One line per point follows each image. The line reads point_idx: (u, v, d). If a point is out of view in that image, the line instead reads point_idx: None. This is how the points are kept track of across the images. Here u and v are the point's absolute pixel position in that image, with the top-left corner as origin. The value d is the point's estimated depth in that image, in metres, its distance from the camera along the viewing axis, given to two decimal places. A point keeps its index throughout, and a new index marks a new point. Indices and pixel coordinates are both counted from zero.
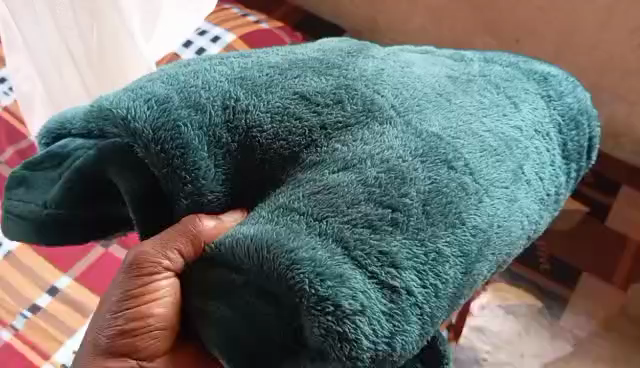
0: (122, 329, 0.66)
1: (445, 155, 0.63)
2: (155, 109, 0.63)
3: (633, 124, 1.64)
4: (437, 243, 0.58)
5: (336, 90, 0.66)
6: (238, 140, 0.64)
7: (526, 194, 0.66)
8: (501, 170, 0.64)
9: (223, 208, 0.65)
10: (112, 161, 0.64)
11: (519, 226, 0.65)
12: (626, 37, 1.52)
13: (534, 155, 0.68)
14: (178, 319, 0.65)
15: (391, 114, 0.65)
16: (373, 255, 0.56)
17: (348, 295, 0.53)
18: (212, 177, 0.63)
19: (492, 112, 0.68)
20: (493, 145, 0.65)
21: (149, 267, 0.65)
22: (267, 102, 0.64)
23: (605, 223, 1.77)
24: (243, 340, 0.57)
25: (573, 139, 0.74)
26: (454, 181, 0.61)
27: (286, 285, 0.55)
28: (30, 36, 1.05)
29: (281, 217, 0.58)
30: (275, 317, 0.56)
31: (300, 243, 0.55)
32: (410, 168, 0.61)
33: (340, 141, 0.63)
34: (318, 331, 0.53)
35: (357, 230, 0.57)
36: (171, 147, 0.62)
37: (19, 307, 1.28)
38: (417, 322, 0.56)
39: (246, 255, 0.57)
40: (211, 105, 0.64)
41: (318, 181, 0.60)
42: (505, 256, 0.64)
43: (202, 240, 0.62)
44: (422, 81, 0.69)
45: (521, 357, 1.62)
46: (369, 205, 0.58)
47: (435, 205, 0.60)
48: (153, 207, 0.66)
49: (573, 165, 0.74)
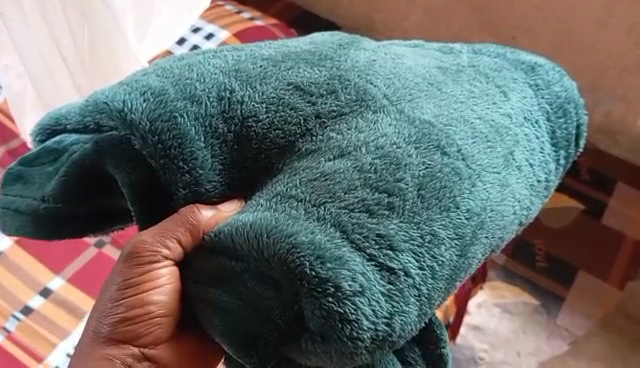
0: (123, 316, 0.65)
1: (437, 141, 0.61)
2: (151, 101, 0.62)
3: (628, 121, 1.67)
4: (433, 226, 0.57)
5: (330, 80, 0.65)
6: (234, 130, 0.62)
7: (517, 180, 0.65)
8: (493, 156, 0.63)
9: (221, 198, 0.64)
10: (110, 154, 0.64)
11: (512, 212, 0.64)
12: (625, 36, 1.53)
13: (524, 142, 0.67)
14: (179, 307, 0.64)
15: (384, 103, 0.64)
16: (371, 238, 0.55)
17: (347, 276, 0.53)
18: (209, 167, 0.62)
19: (481, 100, 0.67)
20: (484, 132, 0.64)
21: (149, 256, 0.63)
22: (262, 92, 0.63)
23: (602, 221, 1.81)
24: (244, 327, 0.57)
25: (561, 127, 0.72)
26: (447, 166, 0.60)
27: (285, 269, 0.54)
28: (22, 39, 1.02)
29: (279, 204, 0.57)
30: (275, 302, 0.56)
31: (299, 227, 0.54)
32: (404, 154, 0.60)
33: (334, 130, 0.62)
34: (318, 313, 0.52)
35: (355, 214, 0.56)
36: (168, 138, 0.61)
37: (12, 309, 1.27)
38: (414, 303, 0.55)
39: (245, 242, 0.56)
40: (207, 97, 0.63)
41: (315, 169, 0.59)
42: (498, 240, 0.63)
43: (200, 229, 0.61)
44: (413, 72, 0.68)
45: (518, 356, 1.65)
46: (366, 190, 0.57)
47: (430, 189, 0.59)
48: (150, 199, 0.65)
49: (561, 153, 0.72)
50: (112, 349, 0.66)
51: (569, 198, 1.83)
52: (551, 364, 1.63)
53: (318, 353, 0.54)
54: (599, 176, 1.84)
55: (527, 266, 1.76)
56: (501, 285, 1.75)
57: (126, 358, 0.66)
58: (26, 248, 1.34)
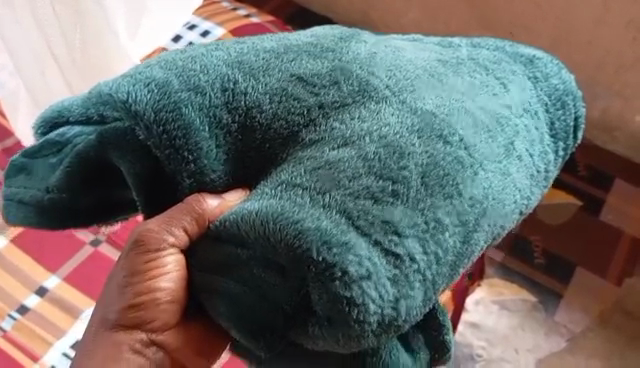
0: (130, 303, 0.64)
1: (440, 130, 0.61)
2: (155, 92, 0.61)
3: (626, 116, 1.68)
4: (437, 213, 0.57)
5: (331, 71, 0.64)
6: (238, 121, 0.62)
7: (518, 169, 0.64)
8: (495, 145, 0.63)
9: (226, 187, 0.64)
10: (113, 144, 0.63)
11: (513, 200, 0.63)
12: (623, 32, 1.53)
13: (524, 132, 0.66)
14: (186, 294, 0.64)
15: (386, 94, 0.63)
16: (377, 224, 0.55)
17: (354, 261, 0.53)
18: (214, 157, 0.62)
19: (482, 91, 0.66)
20: (486, 122, 0.63)
21: (155, 243, 0.63)
22: (265, 83, 0.63)
23: (600, 217, 1.80)
24: (254, 313, 0.57)
25: (559, 119, 0.72)
26: (450, 155, 0.60)
27: (292, 254, 0.54)
28: (16, 41, 1.12)
29: (284, 192, 0.56)
30: (281, 287, 0.56)
31: (305, 214, 0.54)
32: (407, 143, 0.59)
33: (337, 120, 0.61)
34: (326, 297, 0.53)
35: (360, 201, 0.56)
36: (173, 128, 0.60)
37: (9, 308, 1.29)
38: (419, 287, 0.56)
39: (251, 229, 0.55)
40: (210, 88, 0.62)
41: (319, 158, 0.58)
42: (500, 229, 0.63)
43: (206, 218, 0.61)
44: (413, 64, 0.67)
45: (516, 353, 1.65)
46: (371, 178, 0.57)
47: (434, 177, 0.58)
48: (155, 188, 0.65)
49: (560, 145, 0.72)
50: (120, 335, 0.66)
51: (566, 194, 1.83)
52: (549, 360, 1.64)
53: (326, 338, 0.55)
54: (596, 172, 1.84)
55: (526, 264, 1.75)
56: (499, 283, 1.75)
57: (135, 343, 0.66)
58: (22, 249, 1.35)
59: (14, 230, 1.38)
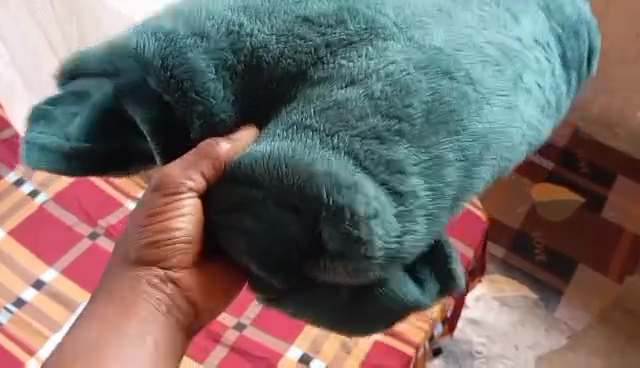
0: (151, 239, 0.66)
1: (445, 64, 0.56)
2: (162, 40, 0.59)
3: (627, 114, 1.82)
4: (442, 150, 0.54)
5: (338, 11, 0.59)
6: (244, 61, 0.59)
7: (529, 102, 0.59)
8: (504, 79, 0.57)
9: (237, 125, 0.62)
10: (128, 95, 0.61)
11: (518, 133, 0.58)
12: (626, 28, 1.66)
13: (534, 65, 0.60)
14: (203, 235, 0.64)
15: (394, 31, 0.58)
16: (382, 163, 0.52)
17: (362, 201, 0.50)
18: (222, 96, 0.60)
19: (492, 25, 0.60)
20: (493, 55, 0.58)
21: (173, 189, 0.63)
22: (271, 25, 0.59)
23: (603, 214, 1.84)
24: (271, 252, 0.56)
25: (572, 48, 0.65)
26: (457, 92, 0.55)
27: (299, 195, 0.51)
28: (10, 36, 1.18)
29: (295, 135, 0.54)
30: (296, 224, 0.53)
31: (314, 157, 0.51)
32: (413, 80, 0.55)
33: (344, 59, 0.57)
34: (339, 235, 0.51)
35: (366, 142, 0.52)
36: (179, 73, 0.58)
37: (5, 302, 1.27)
38: (424, 221, 0.53)
39: (257, 169, 0.53)
40: (214, 31, 0.59)
41: (326, 97, 0.55)
42: (509, 164, 0.58)
43: (221, 162, 0.60)
44: (422, 1, 0.60)
45: (516, 349, 1.63)
46: (377, 117, 0.53)
47: (440, 113, 0.54)
48: (172, 131, 0.63)
49: (572, 75, 0.65)
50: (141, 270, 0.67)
51: (567, 190, 1.88)
52: (549, 358, 1.62)
53: (338, 271, 0.53)
54: (597, 168, 1.91)
55: (527, 259, 1.77)
56: (499, 278, 1.74)
57: (153, 279, 0.67)
58: (21, 241, 1.35)
59: (15, 222, 1.37)
